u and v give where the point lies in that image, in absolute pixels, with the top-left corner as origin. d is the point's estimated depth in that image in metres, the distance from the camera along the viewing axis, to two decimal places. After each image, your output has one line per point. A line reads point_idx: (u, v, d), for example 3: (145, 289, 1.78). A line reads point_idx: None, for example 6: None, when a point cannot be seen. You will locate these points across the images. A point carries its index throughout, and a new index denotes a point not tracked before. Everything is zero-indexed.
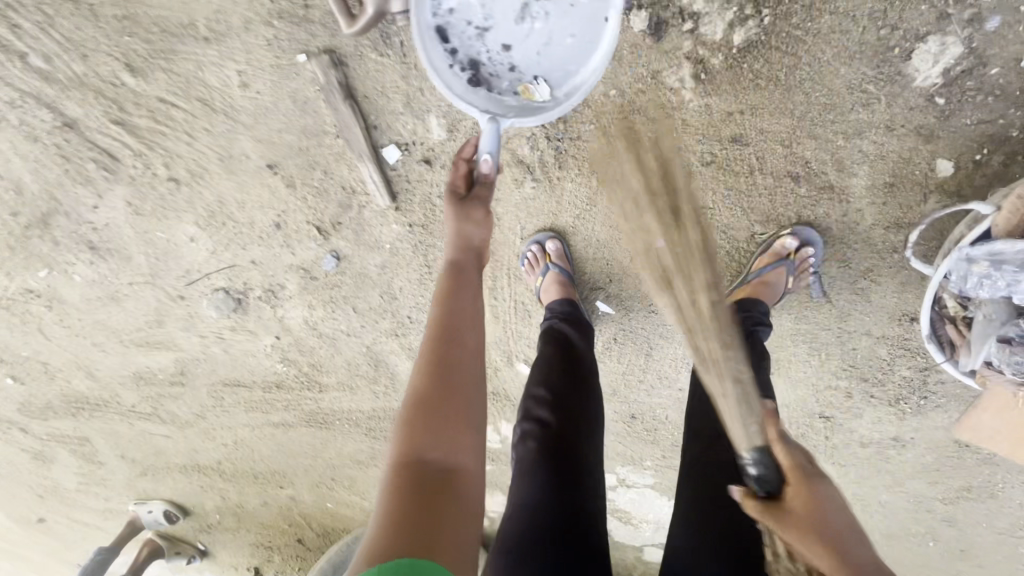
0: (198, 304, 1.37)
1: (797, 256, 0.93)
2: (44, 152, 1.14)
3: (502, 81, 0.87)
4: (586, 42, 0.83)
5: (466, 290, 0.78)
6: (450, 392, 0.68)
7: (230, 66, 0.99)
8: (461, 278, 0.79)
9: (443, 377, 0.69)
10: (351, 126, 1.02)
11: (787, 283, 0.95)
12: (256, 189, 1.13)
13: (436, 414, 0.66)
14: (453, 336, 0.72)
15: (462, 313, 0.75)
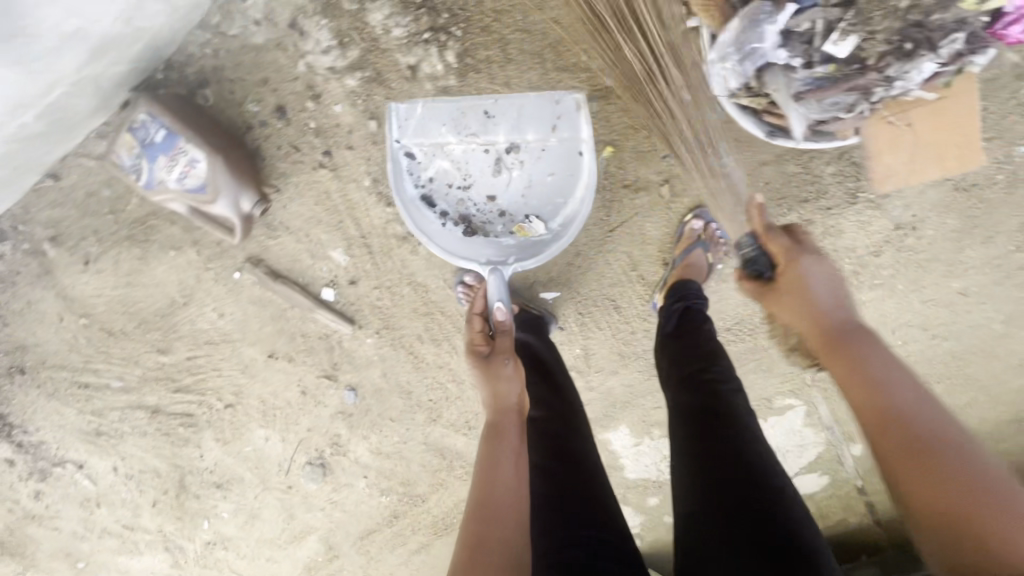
0: (302, 484, 1.66)
1: (706, 232, 1.12)
2: (156, 438, 1.56)
3: (497, 223, 1.06)
4: (563, 177, 1.03)
5: (503, 437, 0.82)
6: (483, 523, 0.73)
7: (209, 310, 1.34)
8: (498, 431, 0.83)
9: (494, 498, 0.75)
10: (293, 294, 1.29)
11: (707, 259, 1.12)
12: (276, 377, 1.45)
13: (490, 530, 0.72)
14: (490, 488, 0.76)
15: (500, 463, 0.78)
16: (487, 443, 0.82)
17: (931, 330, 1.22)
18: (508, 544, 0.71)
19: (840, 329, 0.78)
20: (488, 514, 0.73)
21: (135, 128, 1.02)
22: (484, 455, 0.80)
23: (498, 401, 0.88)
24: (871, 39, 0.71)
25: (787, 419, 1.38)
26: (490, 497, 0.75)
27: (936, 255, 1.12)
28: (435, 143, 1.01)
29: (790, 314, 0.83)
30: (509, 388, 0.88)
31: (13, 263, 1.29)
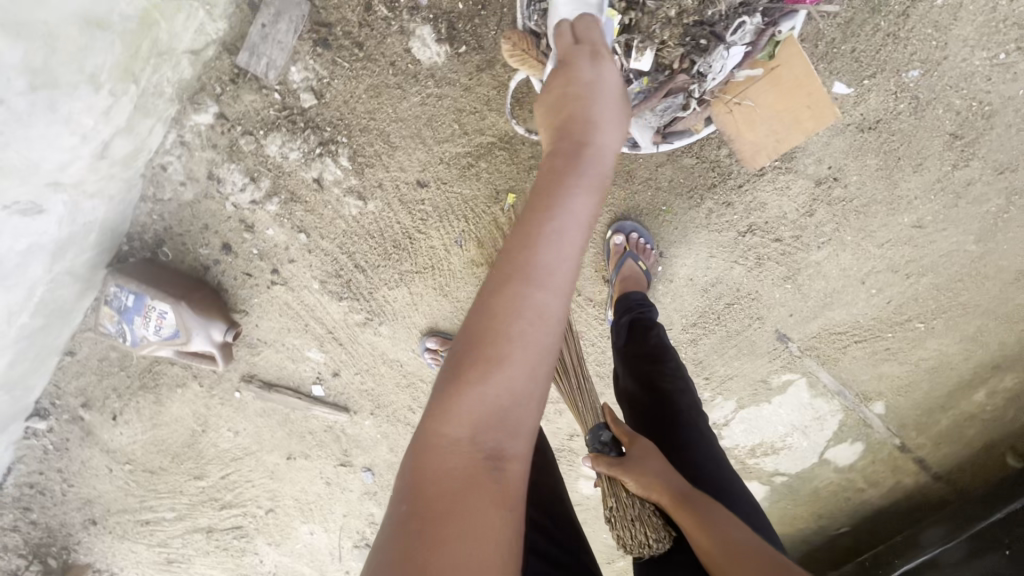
0: (356, 568, 1.74)
1: (630, 244, 1.12)
2: (218, 553, 1.70)
3: None
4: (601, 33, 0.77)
5: (584, 188, 0.62)
6: (500, 352, 0.55)
7: (226, 430, 1.48)
8: (581, 157, 0.64)
9: (517, 321, 0.56)
10: (288, 398, 1.41)
11: (641, 267, 1.12)
12: (299, 473, 1.55)
13: (507, 356, 0.55)
14: (524, 280, 0.57)
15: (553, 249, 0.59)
16: (553, 187, 0.62)
17: (902, 270, 1.16)
18: (528, 392, 0.55)
19: (688, 492, 0.73)
20: (512, 342, 0.55)
21: (111, 299, 1.18)
22: (546, 211, 0.60)
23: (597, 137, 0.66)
24: (667, 46, 0.76)
25: (792, 395, 1.33)
26: (525, 314, 0.56)
27: (871, 197, 1.08)
28: None
29: (639, 484, 0.74)
30: (615, 133, 0.66)
31: (61, 432, 1.49)
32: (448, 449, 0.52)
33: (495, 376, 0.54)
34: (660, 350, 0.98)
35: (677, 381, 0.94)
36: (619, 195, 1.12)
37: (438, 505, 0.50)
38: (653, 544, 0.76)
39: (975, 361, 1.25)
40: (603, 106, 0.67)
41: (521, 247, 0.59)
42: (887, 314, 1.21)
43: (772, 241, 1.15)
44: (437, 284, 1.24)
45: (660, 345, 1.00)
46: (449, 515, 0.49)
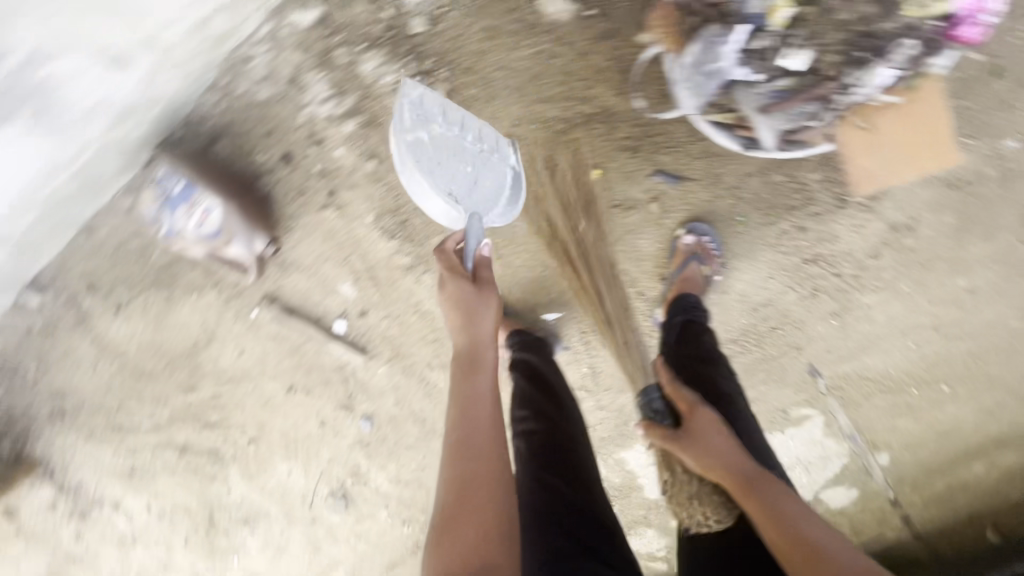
0: (326, 516, 1.69)
1: (698, 246, 1.12)
2: (186, 474, 1.62)
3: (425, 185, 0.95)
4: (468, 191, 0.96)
5: (478, 374, 0.80)
6: (456, 526, 0.67)
7: (231, 347, 1.42)
8: (473, 371, 0.80)
9: (464, 491, 0.69)
10: (307, 328, 1.36)
11: (702, 272, 1.12)
12: (295, 408, 1.50)
13: (461, 520, 0.67)
14: (462, 456, 0.72)
15: (474, 430, 0.74)
16: (453, 421, 0.75)
17: (945, 330, 1.19)
18: (492, 532, 0.67)
19: (751, 474, 0.75)
20: (462, 510, 0.68)
21: (157, 183, 1.11)
22: (461, 405, 0.76)
23: (477, 340, 0.83)
24: (824, 53, 0.83)
25: (805, 430, 1.35)
26: (460, 488, 0.69)
27: (938, 253, 1.11)
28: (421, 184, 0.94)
29: (695, 460, 0.79)
30: (486, 322, 0.84)
31: (53, 312, 1.40)
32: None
33: (455, 542, 0.66)
34: (715, 356, 0.97)
35: (730, 389, 0.93)
36: (699, 197, 1.11)
37: None
38: (712, 514, 0.80)
39: (984, 432, 1.29)
40: (479, 318, 0.84)
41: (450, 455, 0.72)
42: (918, 370, 1.24)
43: (831, 277, 1.16)
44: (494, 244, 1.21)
45: (713, 347, 0.98)
46: None
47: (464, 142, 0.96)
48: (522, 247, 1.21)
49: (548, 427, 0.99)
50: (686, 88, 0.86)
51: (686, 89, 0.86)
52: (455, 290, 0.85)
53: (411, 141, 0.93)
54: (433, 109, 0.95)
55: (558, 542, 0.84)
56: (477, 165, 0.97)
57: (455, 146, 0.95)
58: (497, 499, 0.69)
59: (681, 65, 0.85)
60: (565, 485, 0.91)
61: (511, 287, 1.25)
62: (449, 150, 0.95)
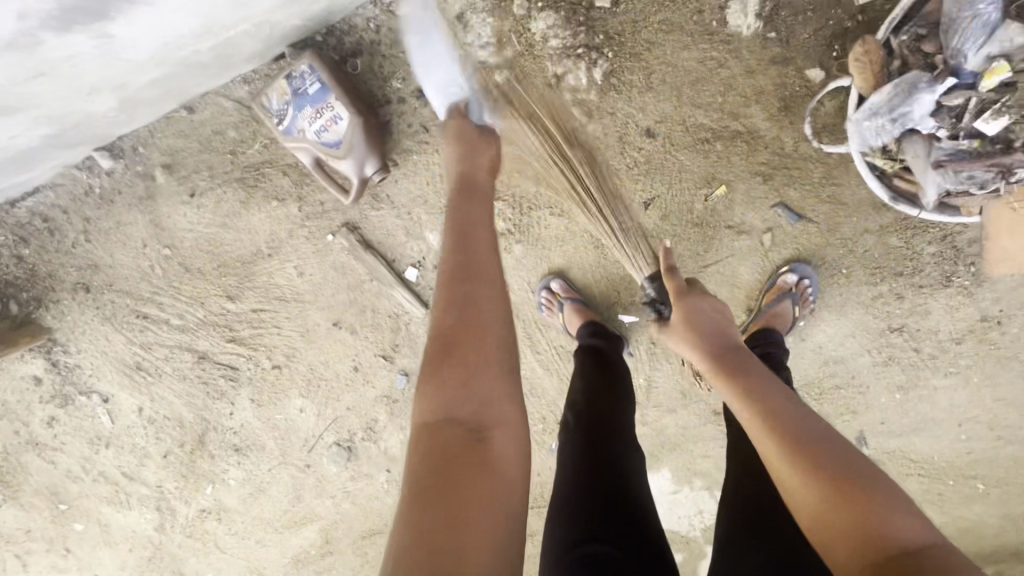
0: (322, 465, 1.62)
1: (797, 287, 1.13)
2: (193, 385, 1.54)
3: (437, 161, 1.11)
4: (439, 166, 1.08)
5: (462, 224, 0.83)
6: (441, 368, 0.72)
7: (291, 266, 1.37)
8: (471, 200, 0.87)
9: (449, 333, 0.73)
10: (378, 267, 1.32)
11: (793, 312, 1.12)
12: (332, 346, 1.44)
13: (445, 362, 0.72)
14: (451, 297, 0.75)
15: (474, 260, 0.79)
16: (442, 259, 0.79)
17: (997, 430, 1.22)
18: (473, 377, 0.72)
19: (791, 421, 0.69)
20: (448, 351, 0.73)
21: (294, 77, 1.08)
22: (457, 239, 0.80)
23: (474, 172, 0.91)
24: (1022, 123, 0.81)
25: None
26: (446, 330, 0.74)
27: (1015, 353, 1.14)
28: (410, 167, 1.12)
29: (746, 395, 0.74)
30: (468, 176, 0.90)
31: (119, 181, 1.34)
32: (428, 441, 0.69)
33: (439, 383, 0.71)
34: None
35: None
36: (812, 241, 1.12)
37: (443, 487, 0.64)
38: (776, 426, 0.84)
39: (1002, 540, 1.32)
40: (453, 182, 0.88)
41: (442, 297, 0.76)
42: (960, 462, 1.26)
43: (909, 351, 1.19)
44: (596, 233, 1.20)
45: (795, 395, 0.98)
46: (451, 501, 0.63)
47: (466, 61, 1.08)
48: None
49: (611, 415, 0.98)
50: (859, 128, 0.86)
51: (858, 129, 0.86)
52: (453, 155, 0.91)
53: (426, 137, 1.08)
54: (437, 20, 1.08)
55: (602, 522, 0.84)
56: (472, 78, 1.07)
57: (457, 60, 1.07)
58: (483, 337, 0.74)
59: (866, 104, 0.85)
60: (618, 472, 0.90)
61: (598, 279, 1.25)
62: (456, 63, 1.06)
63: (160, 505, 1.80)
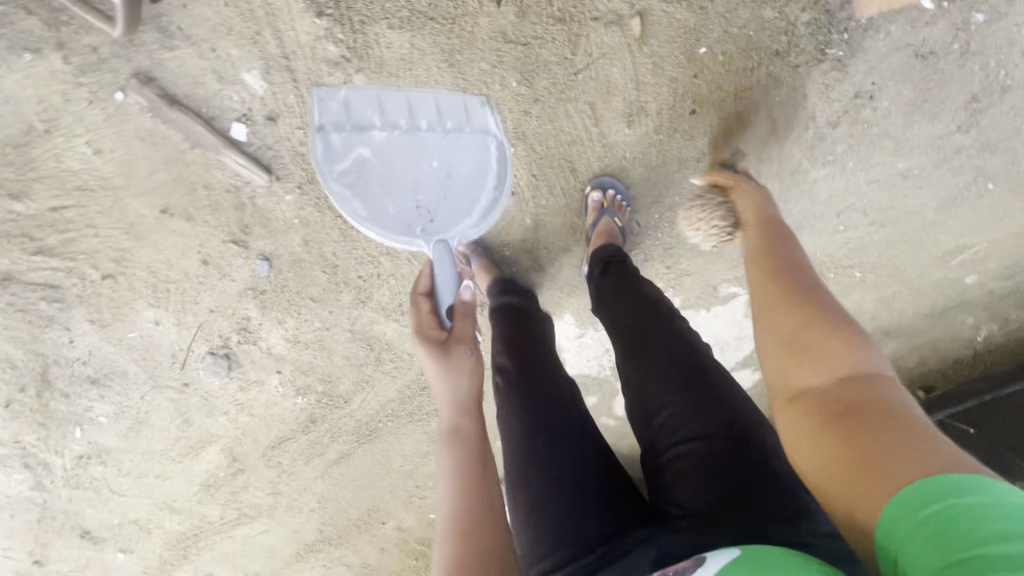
0: (200, 380, 1.44)
1: (606, 202, 1.14)
2: (10, 315, 1.28)
3: (427, 172, 1.03)
4: (436, 189, 1.03)
5: (455, 444, 0.78)
6: (458, 564, 0.67)
7: (81, 143, 1.08)
8: (456, 439, 0.79)
9: (467, 531, 0.69)
10: (194, 127, 1.06)
11: (618, 224, 1.13)
12: (169, 241, 1.21)
13: (472, 561, 0.66)
14: (465, 504, 0.72)
15: (474, 496, 0.72)
16: (443, 477, 0.75)
17: (872, 215, 1.24)
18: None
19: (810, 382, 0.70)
20: (470, 555, 0.67)
21: None
22: (452, 474, 0.74)
23: (455, 398, 0.82)
24: None
25: (731, 309, 1.35)
26: (460, 532, 0.69)
27: (886, 130, 1.14)
28: (373, 156, 1.00)
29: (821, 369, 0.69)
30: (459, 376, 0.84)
31: None
32: None
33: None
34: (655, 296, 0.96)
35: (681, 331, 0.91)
36: (686, 24, 1.06)
37: None
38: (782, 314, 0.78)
39: (879, 322, 1.40)
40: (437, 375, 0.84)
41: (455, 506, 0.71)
42: (839, 254, 1.29)
43: (793, 144, 1.14)
44: (449, 47, 1.03)
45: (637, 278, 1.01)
46: None
47: (424, 138, 1.02)
48: (475, 52, 1.04)
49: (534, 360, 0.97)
50: None
51: None
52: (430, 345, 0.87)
53: (388, 164, 1.01)
54: (364, 116, 1.00)
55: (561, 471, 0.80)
56: (440, 160, 1.03)
57: (411, 148, 1.02)
58: (495, 531, 0.70)
59: None
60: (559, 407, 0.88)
61: None
62: (409, 152, 1.02)
63: (27, 462, 1.58)
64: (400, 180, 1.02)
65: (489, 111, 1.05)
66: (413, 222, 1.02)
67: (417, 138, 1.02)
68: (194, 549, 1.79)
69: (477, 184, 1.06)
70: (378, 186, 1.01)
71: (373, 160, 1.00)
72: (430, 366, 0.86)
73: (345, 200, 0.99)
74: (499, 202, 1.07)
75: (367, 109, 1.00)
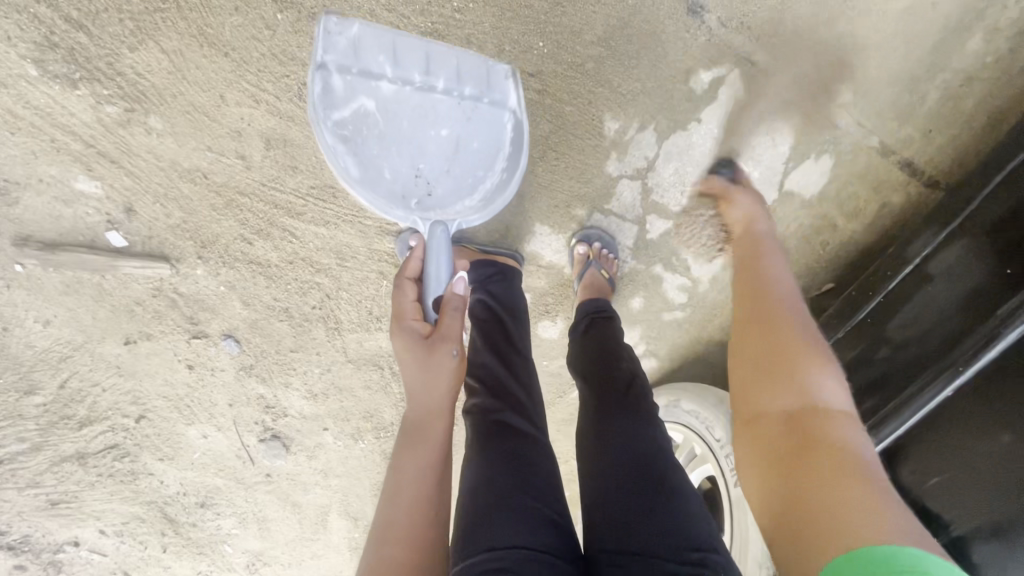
0: (274, 466, 1.47)
1: (592, 254, 1.07)
2: (108, 482, 1.43)
3: (436, 133, 0.92)
4: (442, 158, 0.94)
5: (421, 442, 0.71)
6: (390, 559, 0.60)
7: (32, 322, 1.16)
8: (420, 437, 0.72)
9: (412, 531, 0.63)
10: (83, 257, 1.07)
11: (604, 275, 1.05)
12: (153, 364, 1.24)
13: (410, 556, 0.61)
14: (420, 499, 0.66)
15: (428, 494, 0.66)
16: (401, 463, 0.69)
17: None
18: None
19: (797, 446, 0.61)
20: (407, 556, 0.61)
21: None
22: (410, 470, 0.68)
23: (431, 398, 0.75)
24: None
25: (726, 101, 0.98)
26: (405, 526, 0.63)
27: None
28: (366, 113, 0.89)
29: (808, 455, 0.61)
30: (440, 377, 0.76)
31: None
32: None
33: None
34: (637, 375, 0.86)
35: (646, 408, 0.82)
36: None
37: None
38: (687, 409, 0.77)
39: None
40: (410, 369, 0.78)
41: (411, 491, 0.66)
42: None
43: None
44: (200, 29, 0.91)
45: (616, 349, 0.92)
46: None
47: (438, 100, 0.90)
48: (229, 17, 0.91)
49: (497, 384, 0.85)
50: None
51: None
52: (404, 338, 0.81)
53: (392, 130, 0.91)
54: (373, 61, 0.86)
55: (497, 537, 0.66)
56: (456, 127, 0.92)
57: (422, 110, 0.90)
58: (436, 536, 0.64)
59: None
60: (516, 453, 0.75)
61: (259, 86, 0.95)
62: (418, 114, 0.91)
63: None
64: (406, 148, 0.92)
65: (515, 85, 0.93)
66: (409, 193, 0.94)
67: (431, 98, 0.90)
68: None
69: (489, 161, 0.96)
70: (380, 153, 0.91)
71: (367, 118, 0.89)
72: (408, 360, 0.79)
73: (338, 156, 0.87)
74: (507, 187, 0.96)
75: (380, 56, 0.86)
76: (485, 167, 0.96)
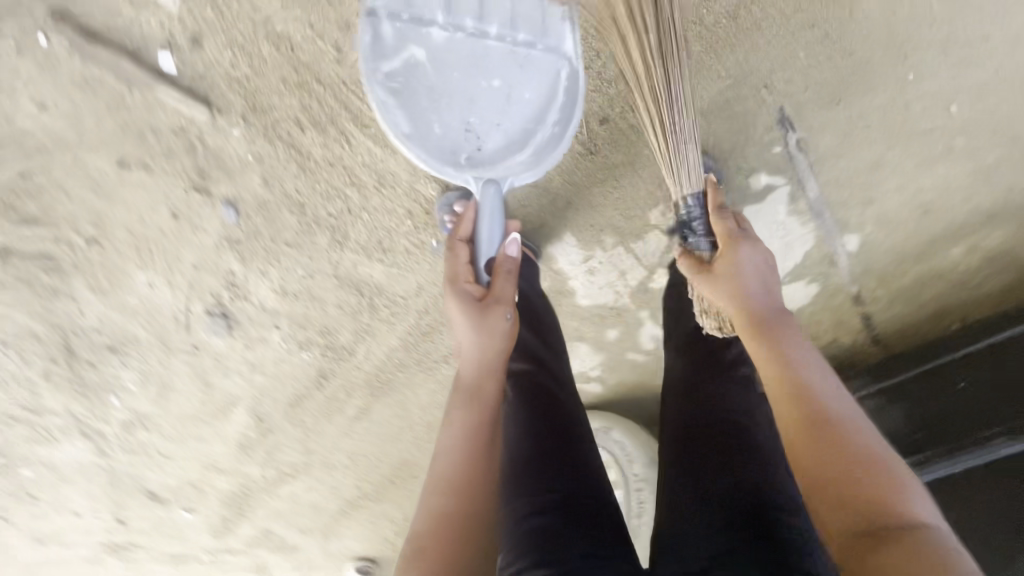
0: (206, 341, 1.42)
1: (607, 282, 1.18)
2: (17, 289, 1.30)
3: (486, 83, 0.97)
4: (491, 113, 1.00)
5: (466, 398, 0.79)
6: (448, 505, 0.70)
7: (24, 99, 1.04)
8: (471, 395, 0.80)
9: (464, 478, 0.72)
10: (122, 62, 0.99)
11: None
12: (136, 197, 1.17)
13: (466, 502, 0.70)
14: (472, 451, 0.74)
15: (479, 445, 0.75)
16: (451, 420, 0.77)
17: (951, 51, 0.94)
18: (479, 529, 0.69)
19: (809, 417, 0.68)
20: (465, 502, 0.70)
21: None
22: (461, 427, 0.76)
23: (484, 356, 0.83)
24: None
25: (767, 208, 1.12)
26: (455, 474, 0.72)
27: None
28: (418, 62, 0.94)
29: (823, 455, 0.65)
30: (491, 336, 0.84)
31: None
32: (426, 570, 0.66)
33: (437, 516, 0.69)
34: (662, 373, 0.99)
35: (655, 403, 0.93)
36: None
37: None
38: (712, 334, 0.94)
39: (972, 205, 1.10)
40: (462, 331, 0.86)
41: (463, 445, 0.75)
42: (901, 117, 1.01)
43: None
44: None
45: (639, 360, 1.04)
46: None
47: (489, 51, 0.95)
48: None
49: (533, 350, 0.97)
50: None
51: None
52: (461, 300, 0.89)
53: (443, 78, 0.96)
54: (424, 9, 0.91)
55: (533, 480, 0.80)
56: (505, 77, 0.98)
57: (472, 59, 0.95)
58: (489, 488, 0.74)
59: None
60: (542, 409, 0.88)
61: None
62: (467, 64, 0.96)
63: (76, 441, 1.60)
64: (455, 99, 0.98)
65: (570, 29, 0.96)
66: (459, 147, 1.01)
67: (482, 48, 0.95)
68: (251, 508, 1.84)
69: (540, 114, 1.01)
70: (429, 104, 0.97)
71: (420, 66, 0.94)
72: (463, 322, 0.86)
73: (390, 109, 0.94)
74: (561, 139, 1.01)
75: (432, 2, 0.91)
76: (537, 116, 1.01)
